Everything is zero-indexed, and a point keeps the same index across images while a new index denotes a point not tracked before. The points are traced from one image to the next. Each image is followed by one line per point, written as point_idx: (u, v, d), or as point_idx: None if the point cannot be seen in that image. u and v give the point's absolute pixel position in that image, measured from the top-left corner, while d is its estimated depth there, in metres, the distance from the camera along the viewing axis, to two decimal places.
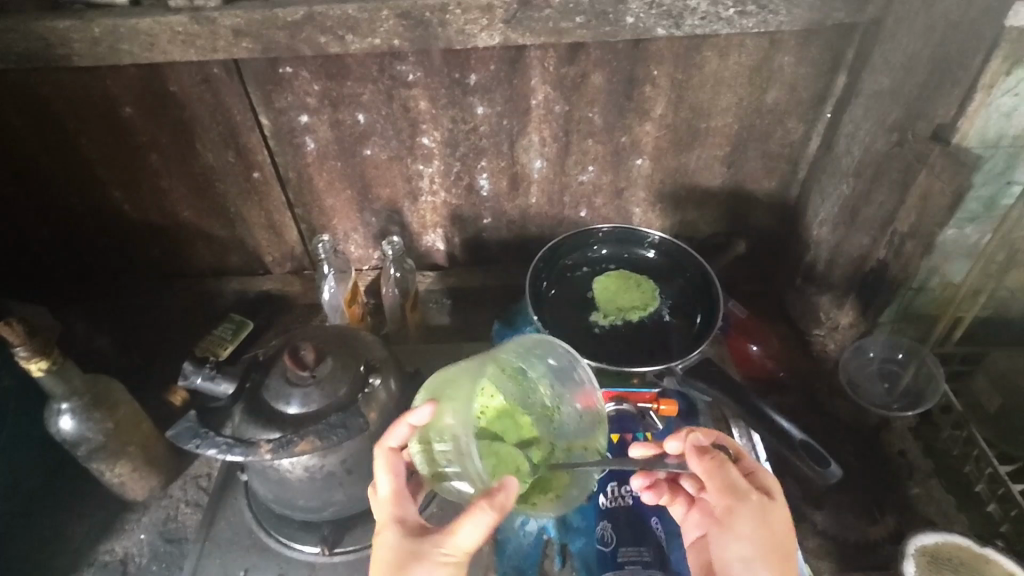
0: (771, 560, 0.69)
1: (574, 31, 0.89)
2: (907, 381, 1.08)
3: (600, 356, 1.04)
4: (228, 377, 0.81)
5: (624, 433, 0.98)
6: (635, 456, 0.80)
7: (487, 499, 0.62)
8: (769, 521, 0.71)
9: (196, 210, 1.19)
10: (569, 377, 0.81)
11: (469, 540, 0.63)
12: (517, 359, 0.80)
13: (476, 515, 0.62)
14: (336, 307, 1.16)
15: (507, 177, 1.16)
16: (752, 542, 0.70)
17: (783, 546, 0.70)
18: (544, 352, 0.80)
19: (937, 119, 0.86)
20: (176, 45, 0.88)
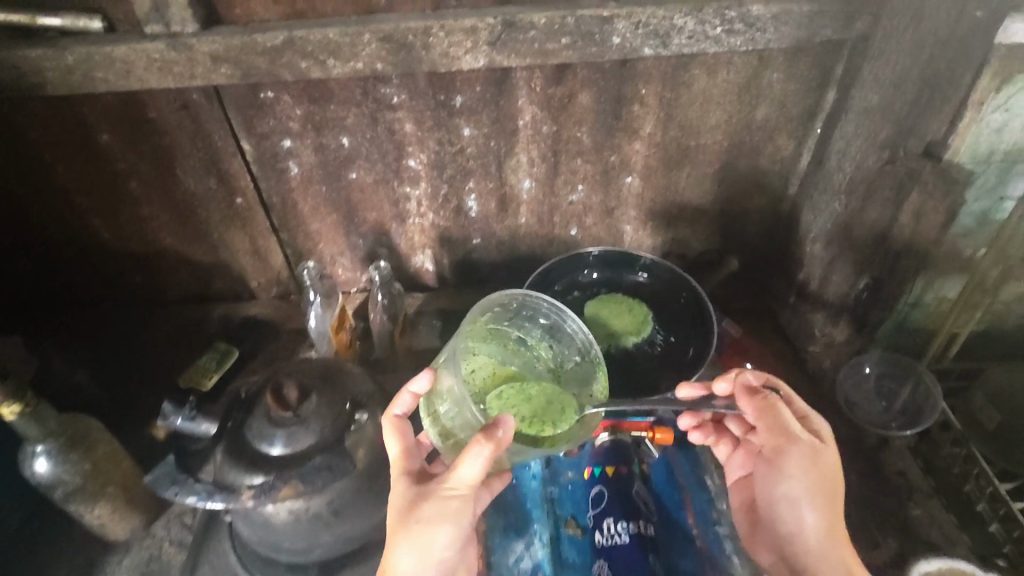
0: (819, 500, 0.73)
1: (560, 52, 0.87)
2: (904, 398, 1.06)
3: None
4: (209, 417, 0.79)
5: (621, 466, 0.90)
6: (682, 396, 0.84)
7: (481, 434, 0.63)
8: (821, 464, 0.74)
9: (178, 237, 1.16)
10: (561, 335, 0.86)
11: (470, 475, 0.65)
12: (509, 327, 0.85)
13: (471, 451, 0.63)
14: (323, 334, 1.13)
15: (496, 199, 1.15)
16: (802, 481, 0.74)
17: (831, 486, 0.74)
18: (532, 314, 0.86)
19: (927, 136, 0.85)
20: (153, 72, 0.86)
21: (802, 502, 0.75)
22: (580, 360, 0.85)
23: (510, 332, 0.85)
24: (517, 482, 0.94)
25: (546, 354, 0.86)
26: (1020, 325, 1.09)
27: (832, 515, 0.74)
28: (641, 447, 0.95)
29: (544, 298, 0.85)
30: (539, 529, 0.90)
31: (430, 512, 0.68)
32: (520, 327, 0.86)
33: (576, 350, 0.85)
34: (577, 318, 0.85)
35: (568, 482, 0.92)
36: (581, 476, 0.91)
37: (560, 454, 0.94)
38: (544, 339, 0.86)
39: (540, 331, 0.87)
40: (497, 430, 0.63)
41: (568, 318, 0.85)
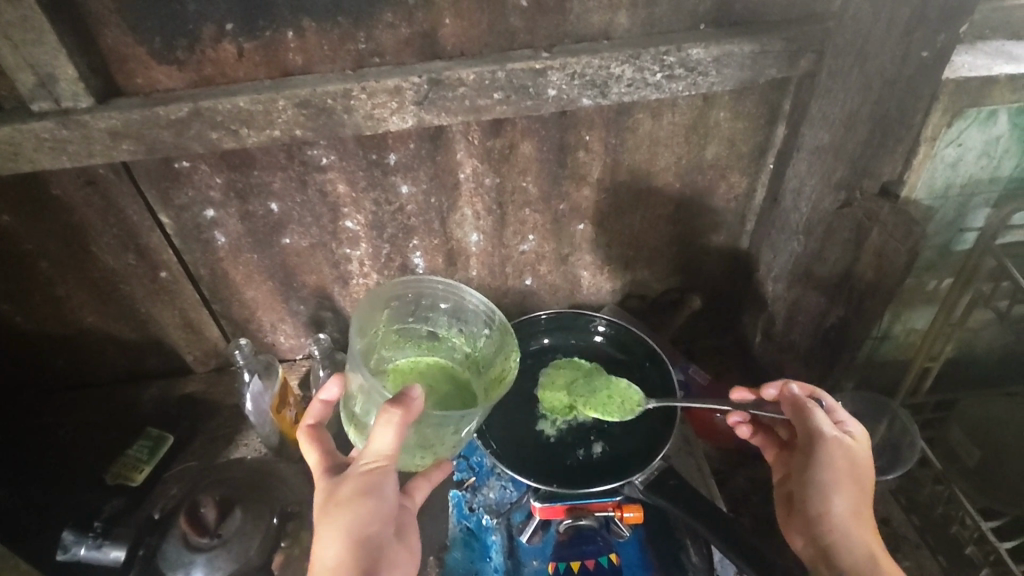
0: (846, 487, 0.71)
1: (492, 108, 0.82)
2: (883, 434, 1.00)
3: (547, 474, 0.87)
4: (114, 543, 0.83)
5: (586, 560, 0.86)
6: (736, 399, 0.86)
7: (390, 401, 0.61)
8: (852, 455, 0.72)
9: (101, 316, 1.07)
10: (466, 314, 0.86)
11: (385, 443, 0.62)
12: (419, 322, 0.87)
13: (381, 418, 0.61)
14: (262, 414, 1.03)
15: (443, 254, 1.08)
16: (830, 468, 0.72)
17: (861, 478, 0.71)
18: (432, 301, 0.86)
19: (884, 177, 0.83)
20: (44, 153, 0.77)
21: (832, 490, 0.71)
22: (490, 330, 0.86)
23: (420, 328, 0.87)
24: None
25: (462, 339, 0.87)
26: (990, 351, 1.06)
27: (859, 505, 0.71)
28: (612, 525, 0.87)
29: (437, 281, 0.84)
30: None
31: (349, 492, 0.63)
32: (428, 320, 0.88)
33: (485, 324, 0.86)
34: (472, 291, 0.84)
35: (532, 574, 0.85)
36: (546, 568, 0.86)
37: (522, 541, 0.87)
38: (453, 325, 0.88)
39: (446, 316, 0.87)
40: (404, 397, 0.62)
41: (466, 294, 0.84)
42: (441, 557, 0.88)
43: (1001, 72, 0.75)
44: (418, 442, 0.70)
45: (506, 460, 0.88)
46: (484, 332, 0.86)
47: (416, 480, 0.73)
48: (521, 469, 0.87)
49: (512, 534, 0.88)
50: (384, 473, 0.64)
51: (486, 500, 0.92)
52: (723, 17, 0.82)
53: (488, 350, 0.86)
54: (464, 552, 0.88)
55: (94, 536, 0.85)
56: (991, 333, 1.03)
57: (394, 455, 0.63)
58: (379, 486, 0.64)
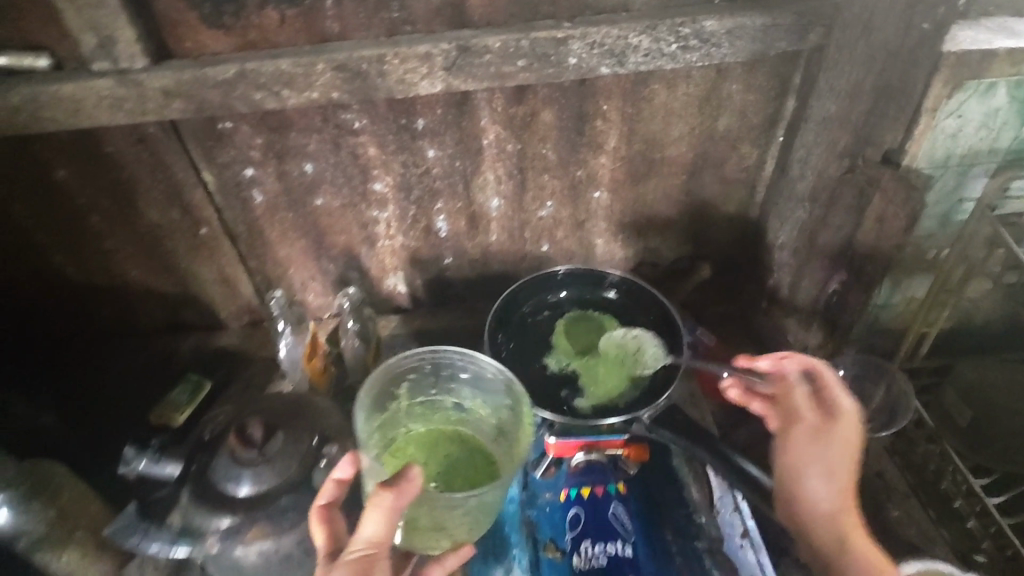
0: (817, 471, 0.77)
1: (516, 75, 0.87)
2: (880, 397, 1.07)
3: (562, 408, 0.94)
4: (173, 458, 0.81)
5: (595, 487, 0.92)
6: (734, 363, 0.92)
7: (383, 481, 0.63)
8: (826, 439, 0.79)
9: (145, 269, 1.14)
10: (486, 383, 0.86)
11: (372, 528, 0.63)
12: (442, 395, 0.87)
13: (373, 497, 0.63)
14: (294, 362, 1.13)
15: (465, 218, 1.14)
16: (801, 454, 0.79)
17: (835, 460, 0.77)
18: (451, 371, 0.87)
19: (885, 145, 0.87)
20: (103, 109, 0.84)
21: (804, 472, 0.78)
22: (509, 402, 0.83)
23: (444, 401, 0.87)
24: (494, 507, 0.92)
25: (487, 411, 0.86)
26: (988, 322, 1.10)
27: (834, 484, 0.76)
28: (619, 466, 0.94)
29: (453, 350, 0.85)
30: (518, 554, 0.88)
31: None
32: (450, 391, 0.87)
33: (506, 394, 0.84)
34: (487, 359, 0.84)
35: (545, 505, 0.91)
36: (558, 498, 0.92)
37: (536, 475, 0.93)
38: (476, 395, 0.87)
39: (466, 385, 0.87)
40: (396, 477, 0.64)
41: (482, 363, 0.85)
42: None
43: (1001, 46, 0.78)
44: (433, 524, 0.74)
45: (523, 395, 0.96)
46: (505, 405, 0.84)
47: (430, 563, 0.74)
48: (538, 403, 0.94)
49: (526, 471, 0.95)
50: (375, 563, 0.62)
51: None
52: None
53: (512, 423, 0.83)
54: None
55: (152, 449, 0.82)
56: (989, 303, 1.07)
57: (382, 546, 0.63)
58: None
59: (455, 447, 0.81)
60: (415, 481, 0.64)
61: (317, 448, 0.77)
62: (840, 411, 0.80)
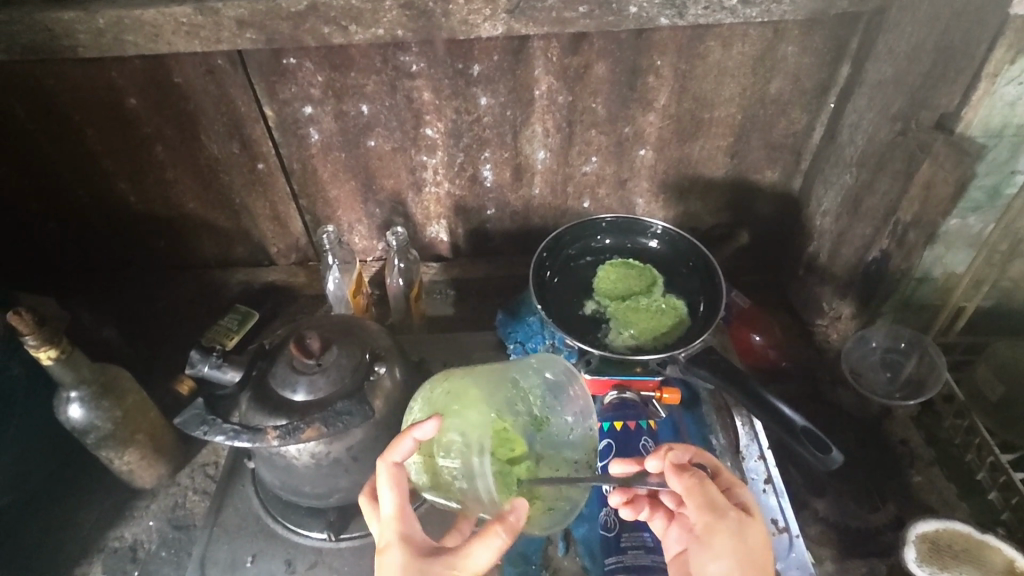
0: None
1: (576, 21, 0.90)
2: (909, 369, 1.08)
3: (604, 346, 1.01)
4: (234, 365, 0.86)
5: (628, 422, 0.96)
6: (615, 472, 0.80)
7: (505, 524, 0.64)
8: (748, 542, 0.68)
9: (201, 202, 1.18)
10: (564, 392, 0.80)
11: (480, 562, 0.64)
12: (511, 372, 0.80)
13: (490, 541, 0.64)
14: (341, 298, 1.16)
15: (511, 168, 1.16)
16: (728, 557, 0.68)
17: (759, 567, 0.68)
18: (539, 370, 0.81)
19: (940, 108, 0.86)
20: (181, 36, 0.88)
21: None
22: (574, 421, 0.79)
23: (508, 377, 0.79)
24: None
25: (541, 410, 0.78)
26: None
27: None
28: (650, 405, 0.98)
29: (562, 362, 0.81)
30: None
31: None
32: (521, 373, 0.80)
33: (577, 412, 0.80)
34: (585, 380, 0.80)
35: None
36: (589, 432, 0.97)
37: None
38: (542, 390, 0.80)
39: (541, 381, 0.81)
40: (518, 520, 0.64)
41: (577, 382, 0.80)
42: None
43: None
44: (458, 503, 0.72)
45: (567, 333, 1.03)
46: (568, 420, 0.79)
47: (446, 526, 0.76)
48: (583, 341, 1.02)
49: None
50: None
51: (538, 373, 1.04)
52: None
53: (561, 432, 0.78)
54: None
55: (216, 355, 0.86)
56: None
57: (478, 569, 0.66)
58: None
59: (509, 444, 0.73)
60: (524, 518, 0.65)
61: (369, 363, 0.82)
62: (744, 499, 0.73)
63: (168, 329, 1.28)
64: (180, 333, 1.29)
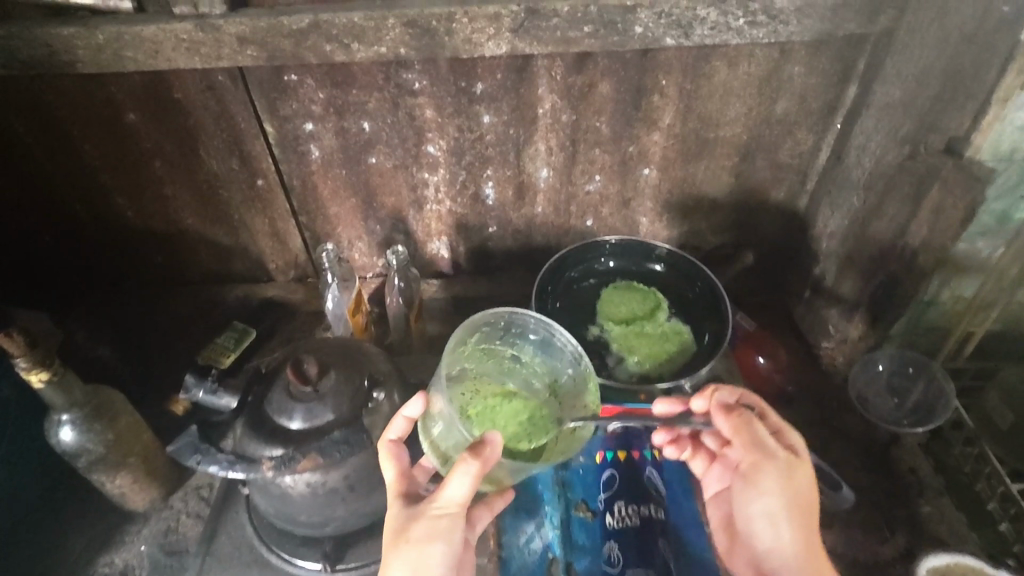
0: (796, 516, 0.72)
1: (581, 41, 0.89)
2: (916, 396, 1.06)
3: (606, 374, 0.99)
4: (230, 391, 0.86)
5: (633, 451, 0.96)
6: (660, 412, 0.85)
7: (470, 450, 0.63)
8: (795, 481, 0.73)
9: (199, 218, 1.17)
10: (553, 349, 0.84)
11: (458, 493, 0.64)
12: (502, 346, 0.86)
13: (459, 468, 0.63)
14: (340, 316, 1.14)
15: (513, 187, 1.15)
16: (776, 494, 0.73)
17: (807, 503, 0.73)
18: (521, 331, 0.85)
19: (949, 132, 0.85)
20: (181, 53, 0.87)
21: (782, 518, 0.72)
22: (574, 371, 0.83)
23: (503, 352, 0.85)
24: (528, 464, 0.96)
25: (543, 370, 0.85)
26: None
27: (807, 530, 0.72)
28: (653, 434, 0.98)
29: (531, 314, 0.84)
30: (549, 511, 0.92)
31: (422, 531, 0.65)
32: (512, 345, 0.86)
33: (570, 363, 0.83)
34: (564, 330, 0.83)
35: (579, 467, 0.94)
36: (592, 461, 0.95)
37: None
38: (537, 356, 0.86)
39: (532, 346, 0.86)
40: (482, 448, 0.63)
41: (557, 333, 0.83)
42: None
43: None
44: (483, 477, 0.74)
45: None
46: (570, 375, 0.84)
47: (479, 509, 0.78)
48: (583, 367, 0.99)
49: None
50: (454, 519, 0.66)
51: None
52: None
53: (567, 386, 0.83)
54: None
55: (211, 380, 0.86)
56: None
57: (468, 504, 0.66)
58: (450, 532, 0.66)
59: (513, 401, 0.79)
60: (497, 448, 0.63)
61: (367, 390, 0.80)
62: (794, 439, 0.76)
63: (165, 347, 1.26)
64: (177, 351, 1.27)
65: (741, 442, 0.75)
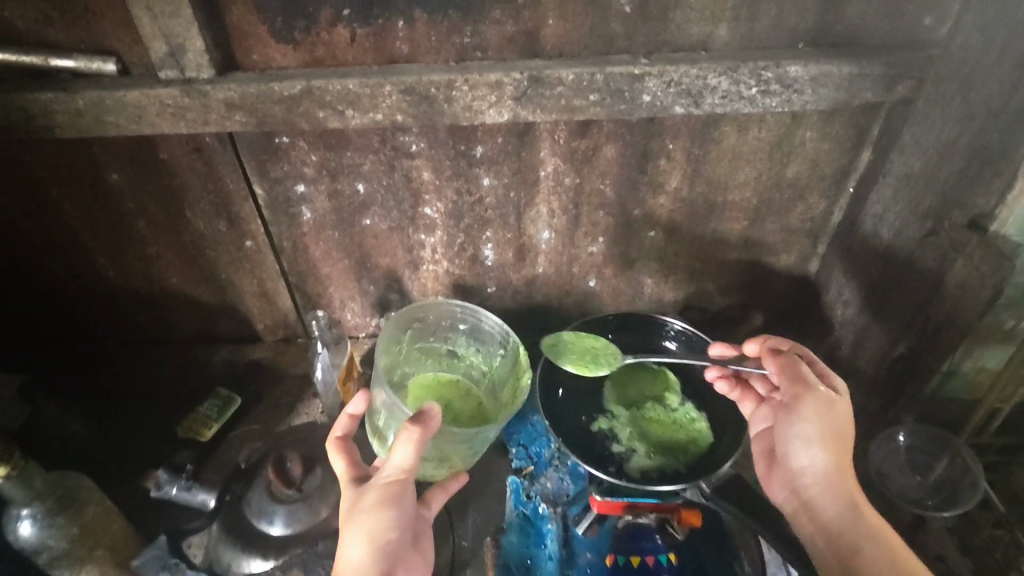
0: (831, 445, 0.76)
1: (586, 108, 0.85)
2: (940, 471, 0.98)
3: (609, 466, 0.92)
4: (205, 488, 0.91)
5: (646, 556, 0.91)
6: (715, 353, 0.95)
7: (409, 418, 0.65)
8: (836, 414, 0.76)
9: (184, 278, 1.11)
10: (483, 334, 1.00)
11: (403, 460, 0.65)
12: (437, 342, 1.01)
13: (400, 437, 0.65)
14: (329, 384, 1.08)
15: (513, 249, 1.10)
16: (814, 423, 0.77)
17: (845, 434, 0.76)
18: (451, 323, 1.00)
19: (974, 209, 0.84)
20: (165, 118, 0.83)
21: (818, 445, 0.76)
22: (504, 351, 0.99)
23: (440, 346, 1.00)
24: (532, 563, 0.91)
25: (479, 357, 1.00)
26: None
27: (843, 460, 0.76)
28: (668, 528, 0.90)
29: (456, 305, 0.99)
30: None
31: (371, 500, 0.66)
32: (446, 340, 1.01)
33: (500, 344, 0.99)
34: (490, 316, 0.98)
35: (586, 565, 0.91)
36: (600, 561, 0.91)
37: (577, 532, 0.92)
38: (470, 344, 1.01)
39: (463, 336, 1.00)
40: (422, 415, 0.65)
41: (482, 317, 0.98)
42: (498, 540, 0.93)
43: None
44: (437, 455, 0.83)
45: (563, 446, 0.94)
46: (500, 355, 0.99)
47: (433, 489, 0.75)
48: (575, 452, 0.93)
49: (567, 525, 0.94)
50: (403, 484, 0.67)
51: (543, 489, 0.98)
52: (823, 37, 0.84)
53: (501, 367, 0.99)
54: (520, 537, 0.93)
55: (185, 477, 0.92)
56: None
57: (414, 470, 0.66)
58: (400, 498, 0.66)
59: (449, 388, 0.94)
60: (435, 418, 0.65)
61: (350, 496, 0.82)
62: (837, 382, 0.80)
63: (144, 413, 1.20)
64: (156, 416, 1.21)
65: (781, 380, 0.80)
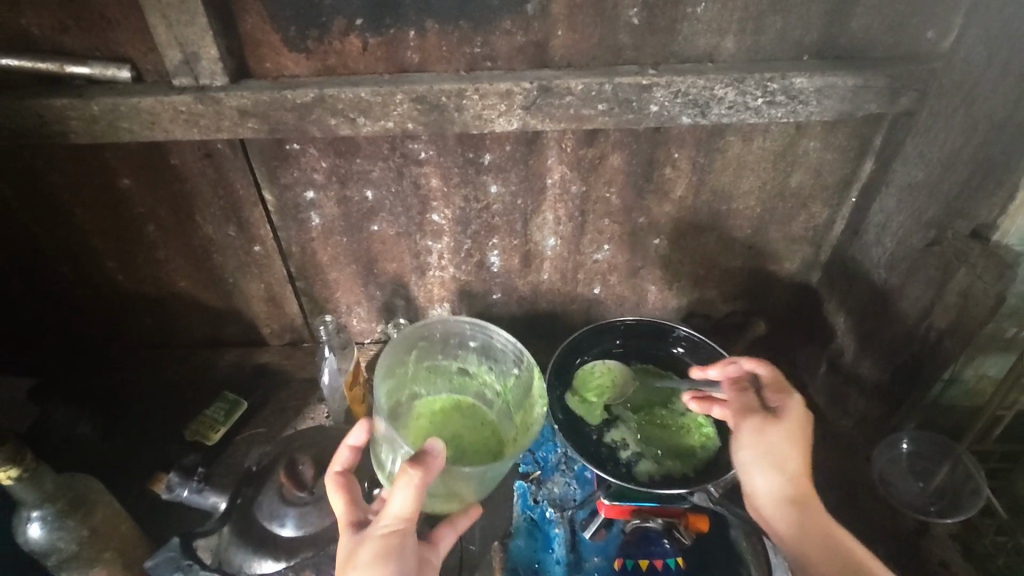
0: (767, 466, 0.77)
1: (595, 118, 0.86)
2: (941, 480, 0.99)
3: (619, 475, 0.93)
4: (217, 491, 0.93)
5: (654, 560, 0.92)
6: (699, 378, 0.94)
7: (410, 459, 0.63)
8: (766, 437, 0.78)
9: (192, 282, 1.12)
10: (494, 352, 1.00)
11: (402, 504, 0.64)
12: (448, 360, 1.01)
13: (401, 479, 0.63)
14: (336, 389, 1.09)
15: (519, 255, 1.11)
16: (749, 448, 0.79)
17: (780, 455, 0.77)
18: (461, 340, 1.01)
19: (978, 220, 0.85)
20: (178, 124, 0.84)
21: (755, 468, 0.78)
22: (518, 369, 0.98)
23: (450, 364, 1.00)
24: (540, 567, 0.92)
25: (492, 376, 1.00)
26: None
27: (785, 480, 0.76)
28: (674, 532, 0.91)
29: (465, 322, 1.00)
30: None
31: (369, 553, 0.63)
32: (456, 358, 1.01)
33: (513, 361, 0.98)
34: (501, 331, 0.99)
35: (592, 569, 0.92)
36: (608, 565, 0.92)
37: (585, 537, 0.93)
38: (482, 362, 1.00)
39: (473, 353, 1.01)
40: (424, 457, 0.64)
41: (493, 333, 0.99)
42: (505, 544, 0.94)
43: None
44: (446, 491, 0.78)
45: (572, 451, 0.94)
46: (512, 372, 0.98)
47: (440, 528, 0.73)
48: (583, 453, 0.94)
49: (574, 529, 0.95)
50: (402, 537, 0.64)
51: (550, 494, 0.99)
52: (827, 49, 0.85)
53: (513, 386, 0.98)
54: (527, 541, 0.94)
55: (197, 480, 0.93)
56: None
57: (413, 518, 0.64)
58: (400, 549, 0.63)
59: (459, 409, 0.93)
60: (438, 458, 0.65)
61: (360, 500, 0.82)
62: (788, 402, 0.80)
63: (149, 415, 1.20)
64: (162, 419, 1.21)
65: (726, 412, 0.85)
